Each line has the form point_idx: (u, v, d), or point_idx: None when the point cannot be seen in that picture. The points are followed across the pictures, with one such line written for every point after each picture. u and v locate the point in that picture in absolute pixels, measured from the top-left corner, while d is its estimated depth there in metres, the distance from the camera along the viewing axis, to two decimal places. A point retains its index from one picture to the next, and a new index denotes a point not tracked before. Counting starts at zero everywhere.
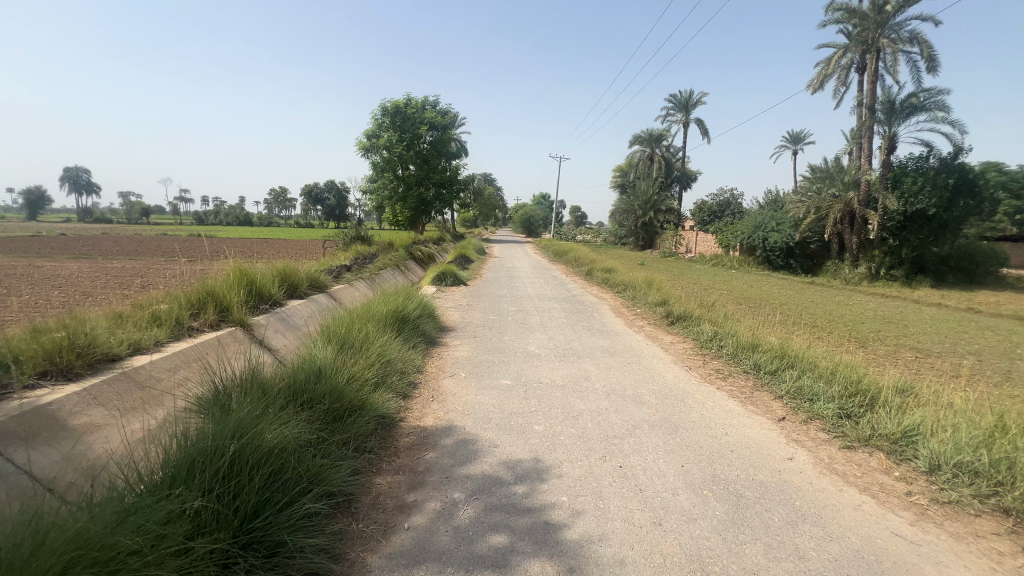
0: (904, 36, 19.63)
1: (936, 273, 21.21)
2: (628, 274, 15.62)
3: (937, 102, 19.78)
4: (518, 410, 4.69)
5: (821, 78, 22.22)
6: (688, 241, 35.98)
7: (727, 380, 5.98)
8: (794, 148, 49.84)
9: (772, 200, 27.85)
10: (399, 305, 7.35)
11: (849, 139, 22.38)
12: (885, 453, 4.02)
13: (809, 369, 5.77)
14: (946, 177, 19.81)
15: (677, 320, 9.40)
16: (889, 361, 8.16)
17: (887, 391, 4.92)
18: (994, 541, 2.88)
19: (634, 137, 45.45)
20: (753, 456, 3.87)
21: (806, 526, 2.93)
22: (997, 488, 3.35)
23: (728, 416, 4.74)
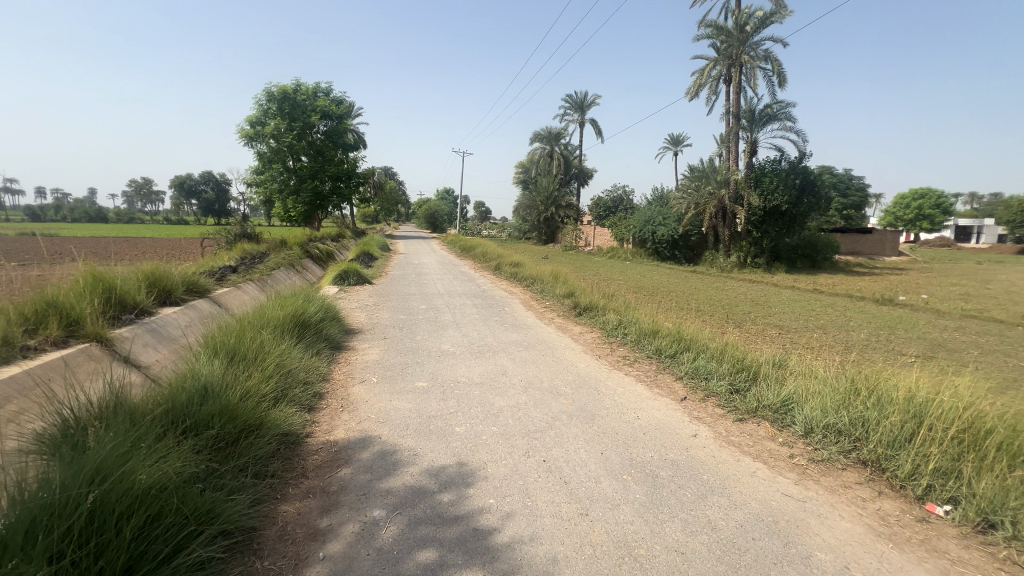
0: (760, 54, 22.41)
1: (789, 261, 24.70)
2: (535, 267, 15.99)
3: (787, 113, 22.88)
4: (437, 413, 4.51)
5: (697, 86, 24.55)
6: (588, 234, 37.92)
7: (632, 365, 6.35)
8: (675, 150, 54.71)
9: (659, 196, 30.30)
10: (297, 309, 6.69)
11: (720, 142, 24.98)
12: (769, 422, 4.52)
13: (702, 349, 6.32)
14: (795, 178, 23.02)
15: (583, 310, 9.80)
16: (761, 339, 9.27)
17: (766, 366, 5.55)
18: (858, 489, 3.36)
19: (534, 134, 46.71)
20: (663, 437, 4.12)
21: (714, 497, 3.18)
22: (855, 444, 3.92)
23: (638, 400, 5.02)
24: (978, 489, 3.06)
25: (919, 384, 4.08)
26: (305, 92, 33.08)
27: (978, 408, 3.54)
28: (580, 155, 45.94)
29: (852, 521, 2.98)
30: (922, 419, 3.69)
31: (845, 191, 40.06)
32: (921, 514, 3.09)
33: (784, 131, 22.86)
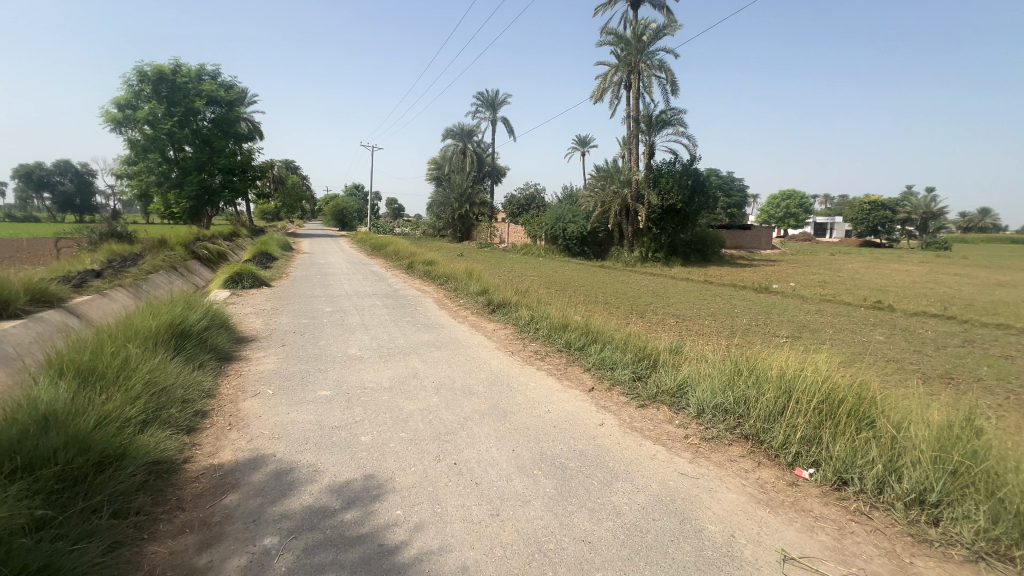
0: (654, 64, 24.10)
1: (684, 255, 26.95)
2: (449, 265, 15.77)
3: (679, 119, 24.87)
4: (341, 423, 4.23)
5: (600, 90, 25.80)
6: (502, 232, 38.29)
7: (543, 360, 6.48)
8: (583, 151, 57.18)
9: (569, 195, 31.45)
10: (176, 317, 5.91)
11: (622, 144, 26.51)
12: (667, 406, 4.85)
13: (608, 341, 6.64)
14: (687, 179, 25.13)
15: (496, 307, 9.84)
16: (662, 328, 9.98)
17: (664, 353, 5.96)
18: (742, 462, 3.71)
19: (446, 130, 46.10)
20: (572, 428, 4.23)
21: (618, 483, 3.31)
22: (739, 420, 4.34)
23: (549, 394, 5.12)
24: (835, 452, 3.52)
25: (787, 362, 4.62)
26: (186, 74, 29.55)
27: (831, 380, 4.09)
28: (493, 153, 46.24)
29: (737, 491, 3.27)
30: (790, 393, 4.18)
31: (728, 192, 44.68)
32: (791, 478, 3.49)
33: (676, 135, 24.81)
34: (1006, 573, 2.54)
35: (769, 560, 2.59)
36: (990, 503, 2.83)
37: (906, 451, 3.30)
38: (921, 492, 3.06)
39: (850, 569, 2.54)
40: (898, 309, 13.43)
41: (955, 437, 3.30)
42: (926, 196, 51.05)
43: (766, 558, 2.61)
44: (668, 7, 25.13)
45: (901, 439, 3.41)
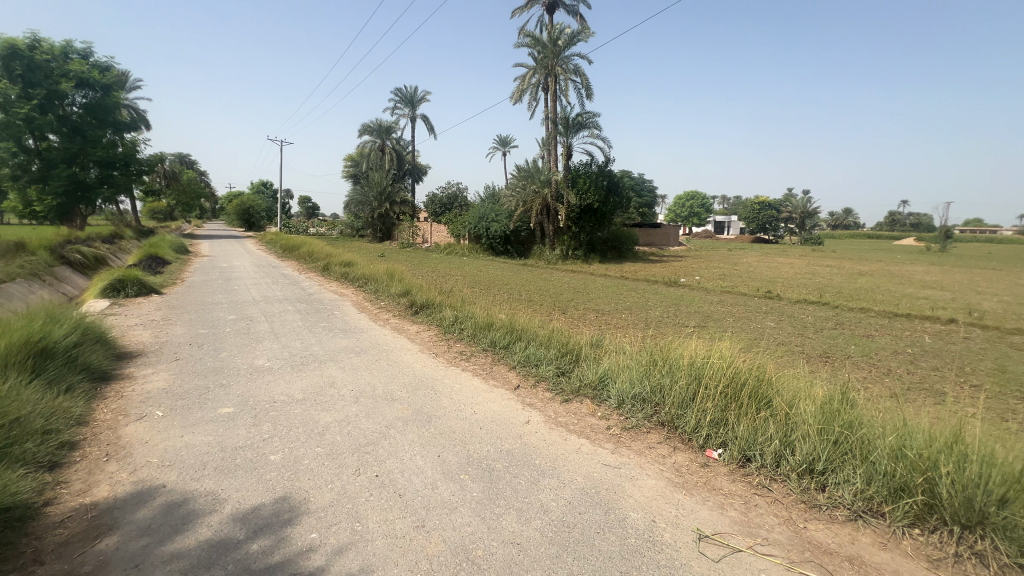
0: (569, 68, 24.89)
1: (602, 252, 28.18)
2: (368, 266, 15.11)
3: (594, 122, 25.91)
4: (246, 442, 3.83)
5: (519, 91, 26.14)
6: (424, 231, 37.49)
7: (468, 360, 6.38)
8: (504, 151, 57.53)
9: (491, 194, 31.54)
10: (34, 333, 5.01)
11: (541, 145, 27.09)
12: (590, 399, 4.98)
13: (533, 338, 6.70)
14: (602, 180, 26.29)
15: (419, 308, 9.58)
16: (583, 322, 10.31)
17: (586, 347, 6.14)
18: (660, 448, 3.91)
19: (362, 126, 44.19)
20: (498, 429, 4.19)
21: (545, 480, 3.32)
22: (655, 408, 4.57)
23: (475, 395, 5.05)
24: (739, 432, 3.82)
25: (696, 350, 4.95)
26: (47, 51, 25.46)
27: (734, 365, 4.44)
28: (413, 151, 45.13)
29: (655, 477, 3.43)
30: (699, 380, 4.47)
31: (640, 193, 47.47)
32: (703, 460, 3.73)
33: (592, 138, 25.82)
34: (878, 527, 2.90)
35: (686, 540, 2.73)
36: (864, 467, 3.22)
37: (797, 426, 3.67)
38: (810, 462, 3.41)
39: (755, 540, 2.75)
40: (785, 297, 15.09)
41: (835, 410, 3.72)
42: (804, 198, 58.04)
43: (684, 539, 2.74)
44: (581, 13, 26.07)
45: (793, 416, 3.79)
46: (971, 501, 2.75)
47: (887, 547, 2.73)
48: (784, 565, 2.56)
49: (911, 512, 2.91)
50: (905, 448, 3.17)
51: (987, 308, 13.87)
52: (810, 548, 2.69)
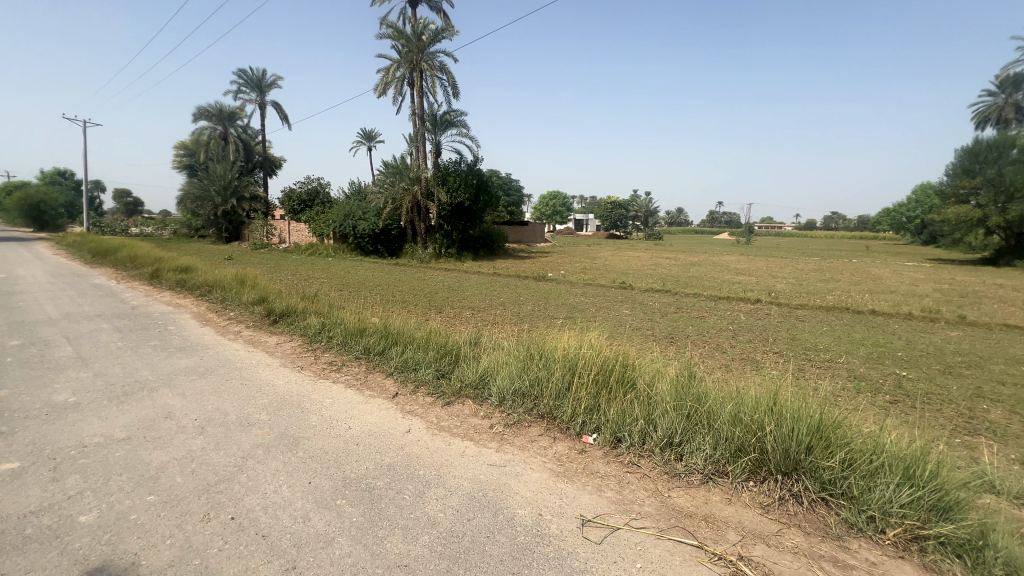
0: (435, 65, 24.56)
1: (474, 250, 28.51)
2: (211, 271, 13.10)
3: (461, 121, 26.00)
4: (43, 505, 2.99)
5: (383, 84, 25.03)
6: (280, 230, 33.87)
7: (339, 370, 5.88)
8: (369, 145, 54.47)
9: (356, 190, 29.75)
10: None
11: (408, 141, 26.35)
12: (472, 399, 4.94)
13: (410, 341, 6.44)
14: (472, 178, 26.59)
15: (279, 317, 8.57)
16: (459, 321, 10.29)
17: (465, 347, 6.10)
18: (541, 440, 4.03)
19: (197, 109, 38.14)
20: (378, 443, 3.91)
21: (431, 491, 3.19)
22: (534, 401, 4.71)
23: (349, 408, 4.66)
24: (610, 416, 4.13)
25: (568, 342, 5.23)
26: None
27: (603, 354, 4.79)
28: (262, 141, 40.47)
29: (539, 470, 3.52)
30: (573, 371, 4.74)
31: (508, 192, 49.12)
32: (581, 446, 3.95)
33: (460, 136, 25.90)
34: (724, 485, 3.36)
35: (572, 528, 2.83)
36: (710, 434, 3.71)
37: (657, 405, 4.09)
38: (669, 435, 3.83)
39: (631, 515, 2.99)
40: (636, 287, 16.91)
41: (685, 387, 4.23)
42: (647, 198, 65.80)
43: (569, 527, 2.85)
44: (445, 10, 25.87)
45: (653, 395, 4.22)
46: (787, 452, 3.33)
47: (731, 501, 3.17)
48: (656, 534, 2.80)
49: (747, 467, 3.43)
50: (739, 413, 3.72)
51: (780, 288, 17.26)
52: (675, 514, 3.00)
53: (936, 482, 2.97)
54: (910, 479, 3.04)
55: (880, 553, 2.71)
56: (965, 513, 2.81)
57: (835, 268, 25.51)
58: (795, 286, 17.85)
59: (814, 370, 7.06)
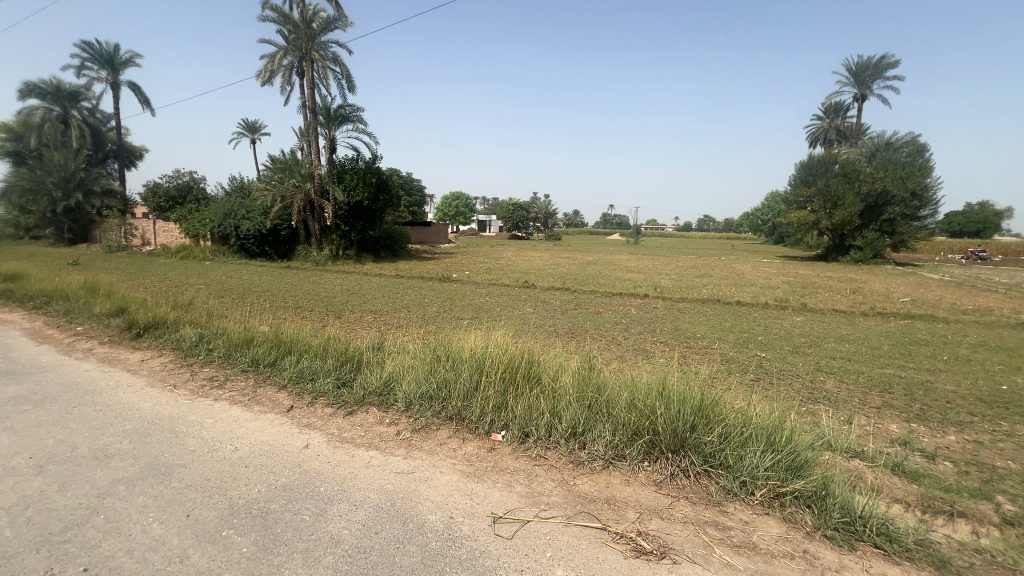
0: (328, 55, 23.12)
1: (375, 251, 27.33)
2: (50, 280, 10.96)
3: (358, 116, 24.77)
4: None
5: (268, 73, 22.96)
6: (143, 230, 29.42)
7: (222, 386, 5.26)
8: (253, 137, 49.19)
9: (238, 187, 26.94)
10: None
11: (298, 135, 24.50)
12: (376, 406, 4.73)
13: (306, 350, 6.00)
14: (371, 177, 25.47)
15: (144, 330, 7.43)
16: (361, 326, 9.80)
17: (367, 352, 5.82)
18: (450, 442, 3.99)
19: (24, 84, 31.64)
20: (271, 462, 3.57)
21: (334, 507, 3.00)
22: (442, 403, 4.64)
23: (234, 427, 4.19)
24: (517, 412, 4.22)
25: (475, 341, 5.25)
26: None
27: (509, 352, 4.88)
28: (116, 126, 34.84)
29: (449, 472, 3.48)
30: (481, 370, 4.77)
31: (409, 191, 47.92)
32: (490, 444, 3.98)
33: (357, 132, 24.66)
34: (623, 467, 3.61)
35: (484, 527, 2.84)
36: (610, 421, 3.96)
37: (561, 398, 4.27)
38: (573, 426, 4.02)
39: (540, 507, 3.07)
40: (538, 286, 17.49)
41: (586, 379, 4.47)
42: (546, 200, 68.50)
43: (481, 526, 2.85)
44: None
45: (557, 389, 4.40)
46: (675, 431, 3.68)
47: (630, 482, 3.42)
48: (564, 522, 2.92)
49: (642, 449, 3.72)
50: (634, 400, 4.02)
51: (664, 284, 19.02)
52: (580, 501, 3.16)
53: (791, 445, 3.48)
54: (772, 445, 3.52)
55: (751, 512, 3.10)
56: (812, 469, 3.33)
57: (708, 265, 28.75)
58: (676, 281, 19.78)
59: (693, 356, 7.89)
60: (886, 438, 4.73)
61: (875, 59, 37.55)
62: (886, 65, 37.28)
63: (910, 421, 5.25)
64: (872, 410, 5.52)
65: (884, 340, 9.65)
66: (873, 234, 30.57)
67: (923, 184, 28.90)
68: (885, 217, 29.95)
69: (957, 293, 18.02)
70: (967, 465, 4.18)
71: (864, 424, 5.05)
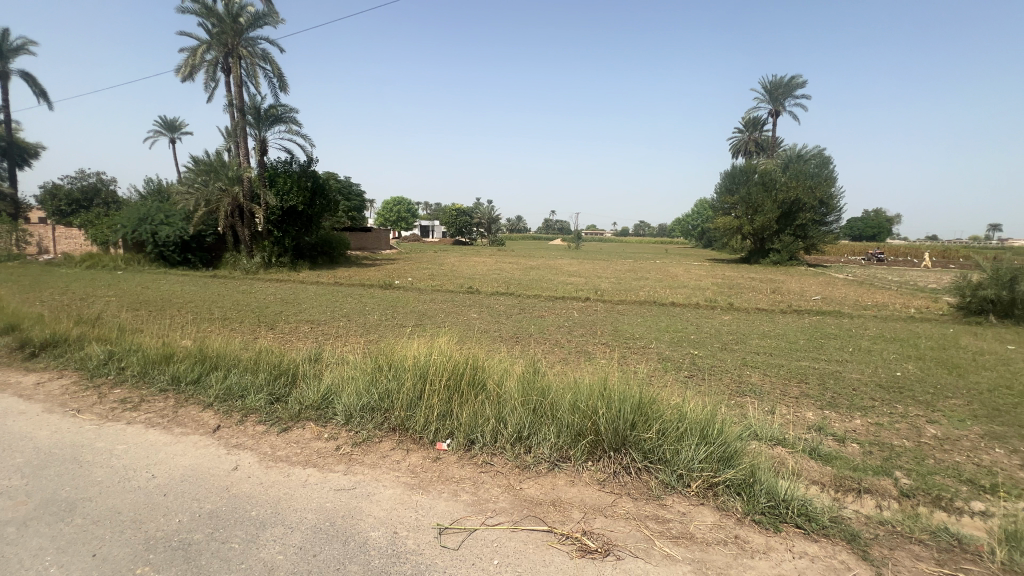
0: (257, 52, 21.89)
1: (311, 258, 26.11)
2: None
3: (291, 117, 23.62)
4: None
5: (188, 67, 21.34)
6: (39, 237, 26.21)
7: (136, 408, 4.77)
8: (172, 135, 45.19)
9: (155, 190, 24.81)
10: None
11: (224, 135, 22.99)
12: (314, 421, 4.49)
13: (235, 365, 5.61)
14: (306, 180, 24.35)
15: (40, 349, 6.60)
16: (296, 337, 9.29)
17: (304, 365, 5.54)
18: (393, 454, 3.88)
19: None
20: (194, 488, 3.28)
21: (267, 531, 2.81)
22: (385, 414, 4.50)
23: (150, 452, 3.81)
24: (463, 419, 4.18)
25: (418, 349, 5.15)
26: None
27: (452, 358, 4.83)
28: (5, 121, 30.91)
29: (392, 486, 3.37)
30: (424, 378, 4.69)
31: (348, 196, 46.32)
32: (435, 454, 3.90)
33: (290, 134, 23.50)
34: (569, 468, 3.67)
35: (429, 539, 2.78)
36: (555, 423, 4.01)
37: (506, 403, 4.28)
38: (518, 430, 4.04)
39: (486, 515, 3.05)
40: (482, 291, 17.47)
41: (531, 383, 4.51)
42: (489, 205, 68.92)
43: (426, 539, 2.78)
44: None
45: (502, 394, 4.41)
46: (616, 430, 3.80)
47: (575, 482, 3.48)
48: (511, 527, 2.92)
49: (586, 448, 3.81)
50: (578, 401, 4.10)
51: (604, 287, 19.69)
52: (527, 505, 3.17)
53: (722, 437, 3.70)
54: (705, 438, 3.72)
55: (687, 503, 3.26)
56: (741, 459, 3.56)
57: (645, 268, 30.08)
58: (615, 285, 20.54)
59: (633, 356, 8.22)
60: (804, 425, 5.15)
61: (786, 79, 41.19)
62: (796, 85, 41.00)
63: (822, 408, 5.76)
64: (792, 400, 6.00)
65: (800, 335, 10.55)
66: (789, 238, 33.34)
67: (828, 193, 31.97)
68: (798, 222, 32.78)
69: (859, 290, 20.05)
70: (871, 445, 4.65)
71: (785, 413, 5.48)
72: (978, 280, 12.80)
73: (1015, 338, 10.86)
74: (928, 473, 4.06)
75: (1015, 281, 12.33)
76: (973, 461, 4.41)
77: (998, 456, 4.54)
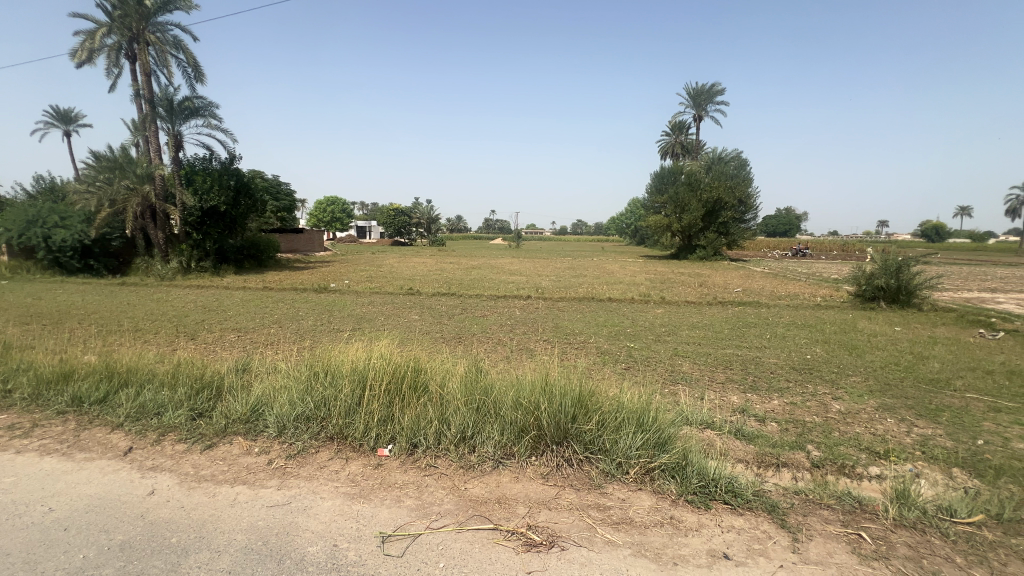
0: (168, 39, 20.05)
1: (237, 262, 24.36)
2: None
3: (208, 110, 21.88)
4: None
5: (86, 51, 19.15)
6: None
7: (28, 434, 4.21)
8: (66, 128, 40.25)
9: (48, 188, 22.12)
10: None
11: (131, 129, 20.87)
12: (242, 436, 4.20)
13: (149, 380, 5.12)
14: (228, 179, 22.70)
15: None
16: (221, 346, 8.66)
17: (229, 376, 5.18)
18: (331, 464, 3.71)
19: None
20: (102, 520, 2.95)
21: (190, 558, 2.60)
22: (321, 423, 4.31)
23: (46, 484, 3.38)
24: (405, 424, 4.09)
25: (355, 353, 4.98)
26: None
27: (392, 361, 4.70)
28: None
29: (331, 497, 3.23)
30: (363, 383, 4.53)
31: (277, 195, 43.67)
32: (376, 460, 3.79)
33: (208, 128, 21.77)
34: (514, 464, 3.72)
35: (372, 549, 2.69)
36: (498, 422, 4.02)
37: (449, 404, 4.24)
38: (462, 430, 4.02)
39: (431, 518, 3.00)
40: (423, 292, 17.20)
41: (474, 382, 4.49)
42: (428, 206, 67.62)
43: (368, 549, 2.70)
44: None
45: (444, 395, 4.35)
46: (558, 424, 3.89)
47: (519, 478, 3.51)
48: (456, 529, 2.90)
49: (529, 444, 3.87)
50: (521, 397, 4.13)
51: (545, 284, 20.01)
52: (471, 505, 3.15)
53: (657, 424, 3.89)
54: (641, 426, 3.89)
55: (626, 489, 3.40)
56: (674, 443, 3.76)
57: (582, 265, 30.96)
58: (555, 282, 20.93)
59: (573, 351, 8.42)
60: (729, 408, 5.55)
61: (707, 86, 43.96)
62: (716, 92, 43.85)
63: (745, 392, 6.21)
64: (718, 385, 6.44)
65: (724, 325, 11.29)
66: (713, 235, 35.58)
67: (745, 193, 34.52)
68: (721, 220, 35.10)
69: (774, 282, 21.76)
70: (787, 423, 5.08)
71: (713, 397, 5.89)
72: (871, 271, 14.36)
73: (901, 320, 12.32)
74: (834, 445, 4.50)
75: (900, 270, 13.93)
76: (870, 431, 4.96)
77: (890, 426, 5.12)
